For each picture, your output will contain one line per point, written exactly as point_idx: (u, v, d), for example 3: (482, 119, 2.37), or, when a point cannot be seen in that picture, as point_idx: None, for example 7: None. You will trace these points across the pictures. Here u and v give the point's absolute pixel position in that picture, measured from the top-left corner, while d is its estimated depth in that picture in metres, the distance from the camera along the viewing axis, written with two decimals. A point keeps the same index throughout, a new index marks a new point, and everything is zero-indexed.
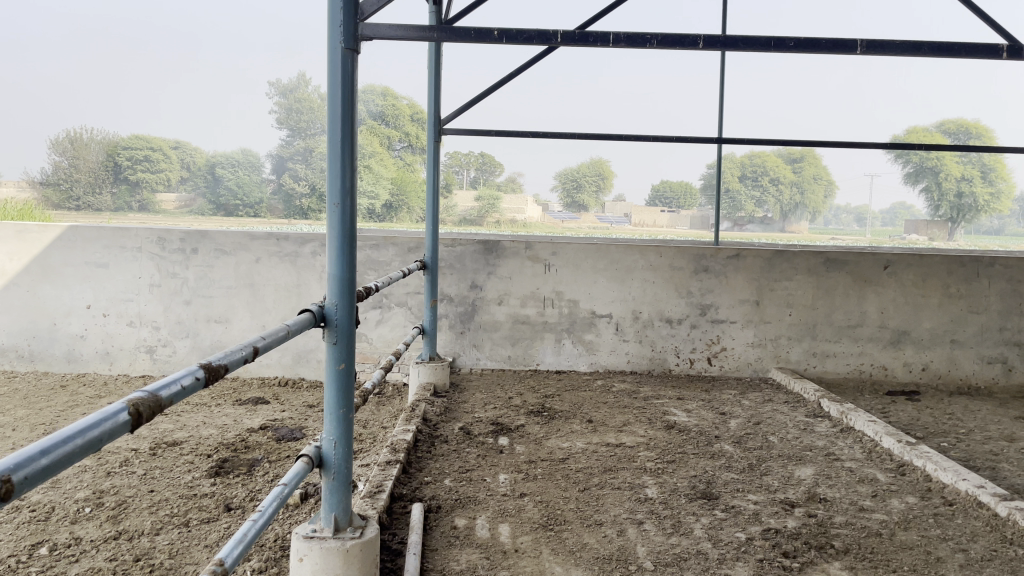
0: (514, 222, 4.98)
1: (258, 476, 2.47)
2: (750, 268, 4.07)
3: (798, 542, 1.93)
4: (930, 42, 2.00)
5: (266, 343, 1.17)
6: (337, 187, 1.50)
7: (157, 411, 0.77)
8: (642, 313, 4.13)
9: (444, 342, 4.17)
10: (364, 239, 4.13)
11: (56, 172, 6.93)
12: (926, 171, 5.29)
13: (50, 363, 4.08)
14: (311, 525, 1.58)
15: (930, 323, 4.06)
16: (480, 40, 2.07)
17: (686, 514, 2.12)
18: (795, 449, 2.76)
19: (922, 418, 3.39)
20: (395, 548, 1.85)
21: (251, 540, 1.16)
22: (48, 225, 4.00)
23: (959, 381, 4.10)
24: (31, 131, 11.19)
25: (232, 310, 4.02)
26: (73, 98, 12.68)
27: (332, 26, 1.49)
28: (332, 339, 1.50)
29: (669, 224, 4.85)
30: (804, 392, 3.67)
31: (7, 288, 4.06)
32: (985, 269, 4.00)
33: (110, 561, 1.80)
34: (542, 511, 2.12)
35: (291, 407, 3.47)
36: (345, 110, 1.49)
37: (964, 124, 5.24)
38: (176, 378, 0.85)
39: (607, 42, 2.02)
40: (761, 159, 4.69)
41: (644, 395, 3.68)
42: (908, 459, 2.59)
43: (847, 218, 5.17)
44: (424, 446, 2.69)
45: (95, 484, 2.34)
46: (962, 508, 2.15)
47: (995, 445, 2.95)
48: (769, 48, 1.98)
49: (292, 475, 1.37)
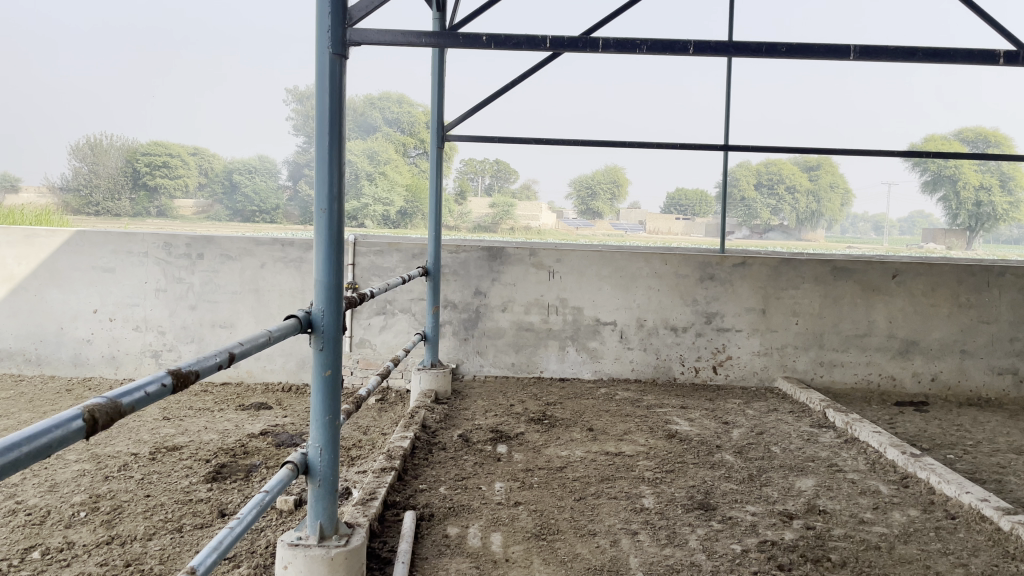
0: (527, 230, 4.93)
1: (254, 482, 2.48)
2: (756, 276, 4.04)
3: (794, 555, 1.89)
4: (924, 47, 1.97)
5: (243, 349, 1.17)
6: (324, 192, 1.50)
7: (116, 418, 0.77)
8: (646, 320, 4.10)
9: (446, 349, 4.16)
10: (368, 245, 4.14)
11: (76, 178, 7.00)
12: (943, 180, 5.11)
13: (57, 367, 4.12)
14: (295, 533, 1.57)
15: (939, 333, 4.00)
16: (470, 46, 2.06)
17: (681, 525, 2.09)
18: (797, 460, 2.72)
19: (929, 429, 3.34)
20: (383, 556, 1.84)
21: (225, 547, 1.15)
22: (56, 230, 4.06)
23: (969, 392, 4.02)
24: (43, 134, 11.29)
25: (237, 315, 4.05)
26: (87, 106, 12.83)
27: (321, 31, 1.50)
28: (318, 346, 1.50)
29: (683, 232, 4.79)
30: (810, 402, 3.61)
31: (15, 292, 4.11)
32: (996, 279, 3.94)
33: (100, 566, 1.80)
34: (535, 520, 2.10)
35: (292, 413, 3.48)
36: (333, 116, 1.50)
37: (982, 132, 5.39)
38: (140, 385, 0.85)
39: (596, 48, 2.00)
40: (776, 167, 4.75)
41: (647, 404, 3.65)
42: (911, 471, 2.54)
43: (864, 227, 5.10)
44: (422, 453, 2.69)
45: (92, 489, 2.35)
46: (964, 522, 2.11)
47: (1002, 458, 2.89)
48: (760, 54, 1.94)
49: (274, 483, 1.36)
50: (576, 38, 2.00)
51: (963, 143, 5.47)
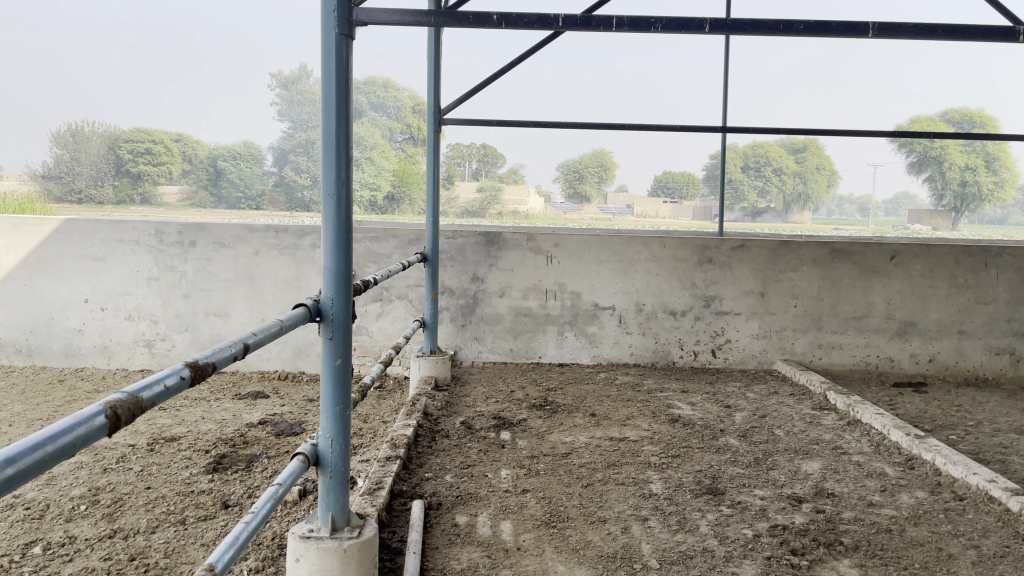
0: (515, 214, 4.91)
1: (256, 472, 2.44)
2: (755, 259, 4.02)
3: (806, 539, 1.88)
4: (944, 24, 1.91)
5: (257, 339, 1.12)
6: (332, 177, 1.45)
7: (138, 413, 0.73)
8: (645, 304, 4.08)
9: (444, 335, 4.13)
10: (364, 231, 4.08)
11: (59, 167, 6.83)
12: (929, 162, 5.23)
13: (48, 358, 4.04)
14: (307, 525, 1.54)
15: (937, 314, 4.01)
16: (479, 25, 1.99)
17: (691, 511, 2.08)
18: (802, 443, 2.71)
19: (929, 410, 3.35)
20: (394, 547, 1.81)
21: (242, 543, 1.12)
22: (44, 218, 3.96)
23: (967, 372, 4.05)
24: (30, 115, 11.07)
25: (231, 303, 3.98)
26: (74, 90, 12.55)
27: (326, 10, 1.44)
28: (327, 335, 1.45)
29: (671, 215, 4.86)
30: (810, 385, 3.62)
31: (3, 282, 4.02)
32: (993, 260, 3.95)
33: (104, 560, 1.77)
34: (545, 508, 2.08)
35: (291, 402, 3.44)
36: (339, 98, 1.44)
37: (968, 113, 5.25)
38: (159, 378, 0.80)
39: (609, 27, 1.93)
40: (763, 149, 4.67)
41: (648, 388, 3.64)
42: (916, 453, 2.54)
43: (849, 209, 5.22)
44: (425, 441, 2.66)
45: (91, 482, 2.31)
46: (973, 503, 2.11)
47: (1004, 438, 2.90)
48: (777, 31, 1.89)
49: (287, 475, 1.33)
50: (589, 16, 1.93)
51: (949, 124, 5.31)
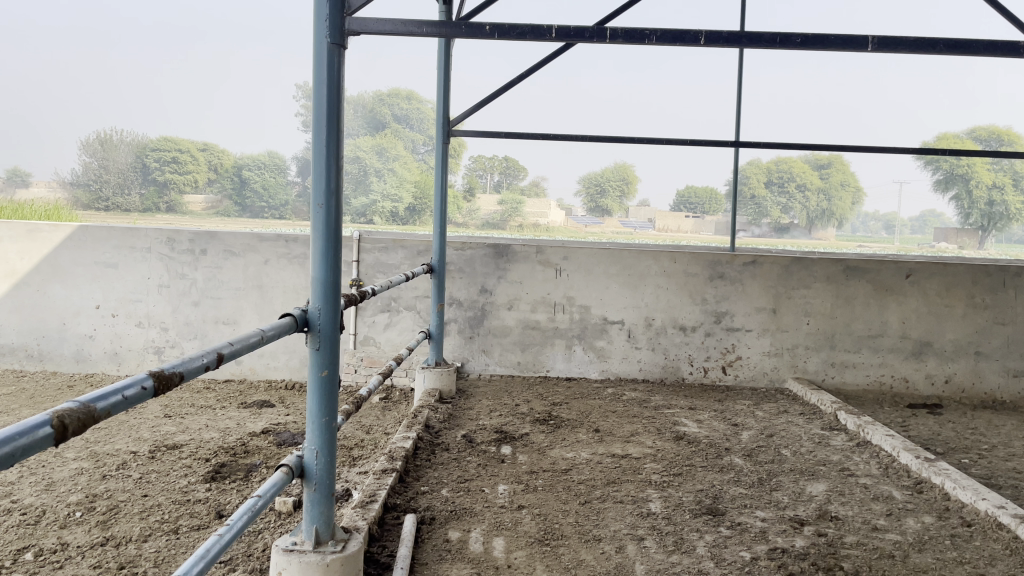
0: (537, 227, 4.87)
1: (253, 482, 2.43)
2: (767, 275, 3.96)
3: (805, 564, 1.83)
4: (946, 38, 1.87)
5: (233, 349, 1.12)
6: (321, 187, 1.45)
7: (89, 423, 0.72)
8: (654, 319, 4.04)
9: (452, 347, 4.12)
10: (373, 242, 4.10)
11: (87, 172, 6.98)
12: (956, 179, 4.99)
13: (60, 363, 4.10)
14: (291, 538, 1.52)
15: (954, 334, 3.91)
16: (473, 35, 2.00)
17: (688, 531, 2.03)
18: (808, 464, 2.65)
19: (943, 433, 3.26)
20: (383, 562, 1.79)
21: (213, 556, 1.10)
22: (59, 225, 4.04)
23: (984, 395, 3.94)
24: (57, 123, 11.27)
25: (240, 311, 4.02)
26: (101, 99, 12.79)
27: (318, 20, 1.45)
28: (314, 345, 1.45)
29: (692, 229, 4.77)
30: (821, 404, 3.53)
31: (17, 288, 4.09)
32: (1012, 279, 3.85)
33: (94, 567, 1.77)
34: (538, 525, 2.05)
35: (296, 412, 3.44)
36: (331, 108, 1.45)
37: (996, 130, 5.20)
38: (119, 388, 0.80)
39: (604, 38, 1.94)
40: (787, 166, 4.65)
41: (655, 404, 3.59)
42: (926, 476, 2.47)
43: (875, 226, 4.99)
44: (425, 454, 2.64)
45: (89, 488, 2.32)
46: (981, 530, 2.04)
47: (1019, 463, 2.81)
48: (774, 44, 1.88)
49: (268, 487, 1.32)
50: (584, 28, 1.92)
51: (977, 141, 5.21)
